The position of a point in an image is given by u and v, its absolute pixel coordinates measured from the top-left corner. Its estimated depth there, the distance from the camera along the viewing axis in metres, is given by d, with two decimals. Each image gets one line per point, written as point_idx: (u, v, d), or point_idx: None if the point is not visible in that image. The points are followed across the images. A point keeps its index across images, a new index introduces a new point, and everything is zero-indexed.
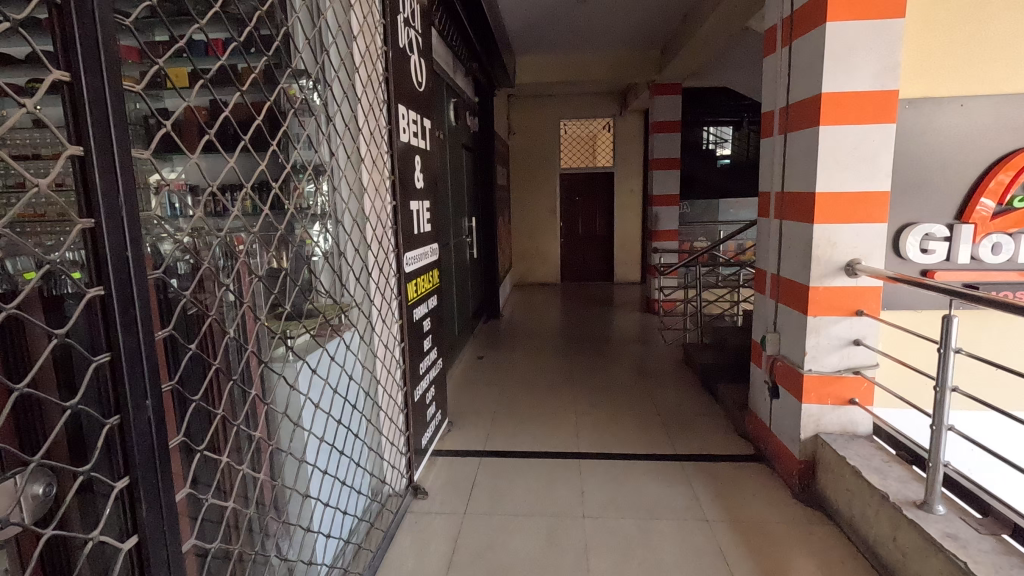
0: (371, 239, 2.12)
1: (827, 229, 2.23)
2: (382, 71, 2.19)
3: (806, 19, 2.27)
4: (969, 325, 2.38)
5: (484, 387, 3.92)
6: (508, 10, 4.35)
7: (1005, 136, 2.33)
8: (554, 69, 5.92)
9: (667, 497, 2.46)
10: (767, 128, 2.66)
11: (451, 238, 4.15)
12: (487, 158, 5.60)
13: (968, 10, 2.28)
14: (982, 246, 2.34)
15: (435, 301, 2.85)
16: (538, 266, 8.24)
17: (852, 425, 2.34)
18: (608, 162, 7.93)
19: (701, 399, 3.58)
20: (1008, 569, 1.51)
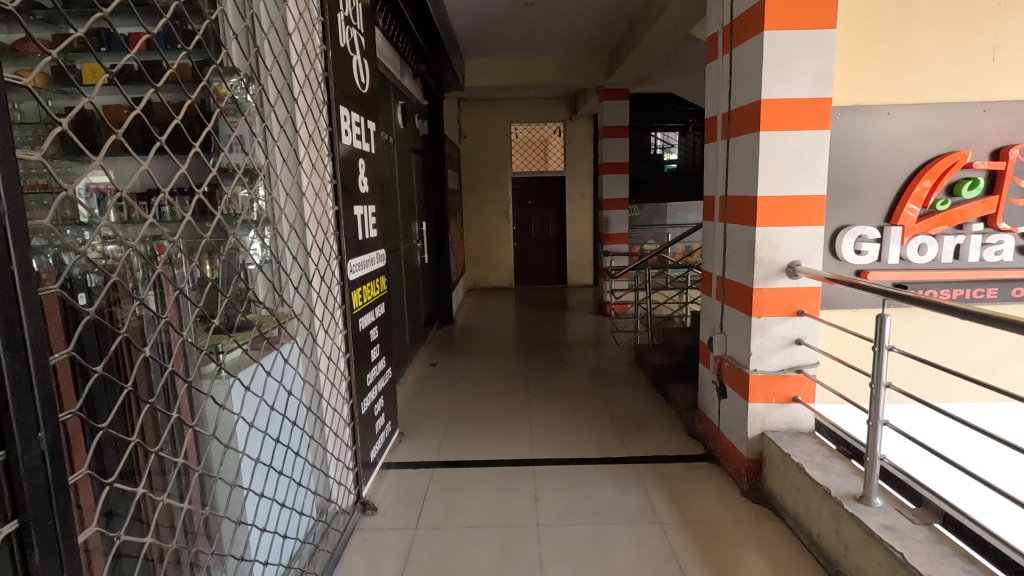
0: (312, 247, 2.03)
1: (769, 232, 2.29)
2: (322, 71, 2.10)
3: (745, 27, 2.33)
4: (900, 323, 2.49)
5: (437, 395, 3.85)
6: (456, 12, 4.30)
7: (930, 142, 2.46)
8: (504, 73, 5.90)
9: (620, 501, 2.46)
10: (711, 133, 2.71)
11: (401, 244, 4.06)
12: (438, 161, 5.52)
13: (891, 23, 2.40)
14: (910, 247, 2.48)
15: (382, 309, 2.76)
16: (491, 270, 8.20)
17: (796, 422, 2.41)
18: (560, 166, 7.99)
19: (653, 400, 3.63)
20: (942, 558, 1.57)
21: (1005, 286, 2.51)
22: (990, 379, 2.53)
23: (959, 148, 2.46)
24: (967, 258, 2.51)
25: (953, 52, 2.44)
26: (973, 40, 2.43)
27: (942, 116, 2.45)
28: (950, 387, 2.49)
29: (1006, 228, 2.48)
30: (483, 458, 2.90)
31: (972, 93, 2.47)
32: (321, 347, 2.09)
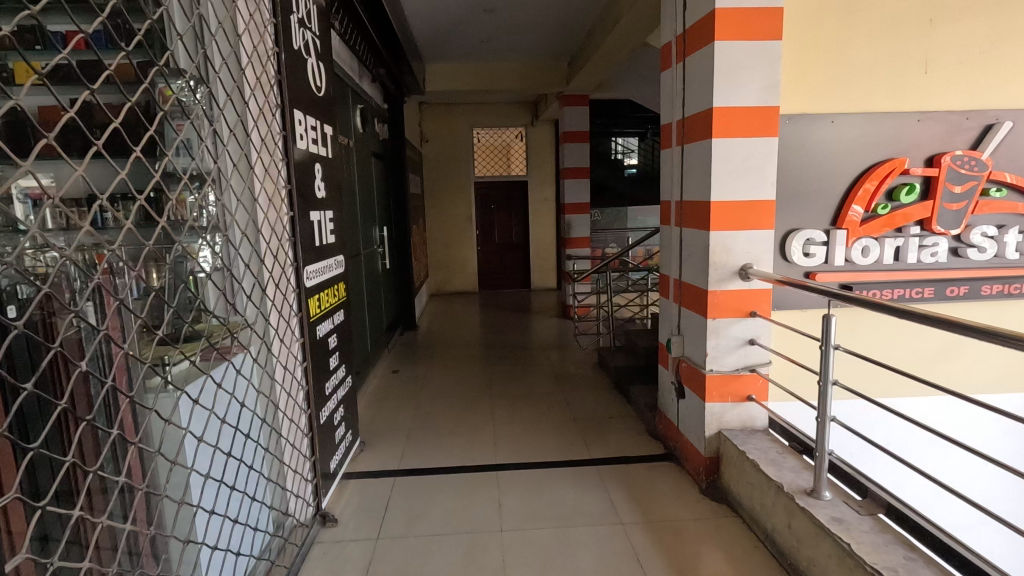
0: (265, 254, 1.97)
1: (722, 236, 2.35)
2: (275, 74, 2.05)
3: (697, 37, 2.40)
4: (845, 322, 2.60)
5: (400, 402, 3.80)
6: (415, 16, 4.27)
7: (870, 150, 2.58)
8: (464, 78, 5.89)
9: (583, 502, 2.48)
10: (666, 139, 2.77)
11: (361, 249, 4.00)
12: (399, 166, 5.47)
13: (833, 36, 2.51)
14: (854, 249, 2.59)
15: (341, 316, 2.71)
16: (455, 274, 8.16)
17: (750, 420, 2.49)
18: (522, 170, 8.03)
19: (615, 402, 3.67)
20: (885, 547, 1.65)
21: (940, 286, 2.66)
22: (928, 376, 2.67)
23: (897, 155, 2.59)
24: (906, 260, 2.64)
25: (890, 64, 2.57)
26: (907, 53, 2.57)
27: (881, 125, 2.57)
28: (891, 383, 2.61)
29: (940, 231, 2.63)
30: (446, 465, 2.87)
31: (908, 103, 2.60)
32: (276, 356, 2.03)
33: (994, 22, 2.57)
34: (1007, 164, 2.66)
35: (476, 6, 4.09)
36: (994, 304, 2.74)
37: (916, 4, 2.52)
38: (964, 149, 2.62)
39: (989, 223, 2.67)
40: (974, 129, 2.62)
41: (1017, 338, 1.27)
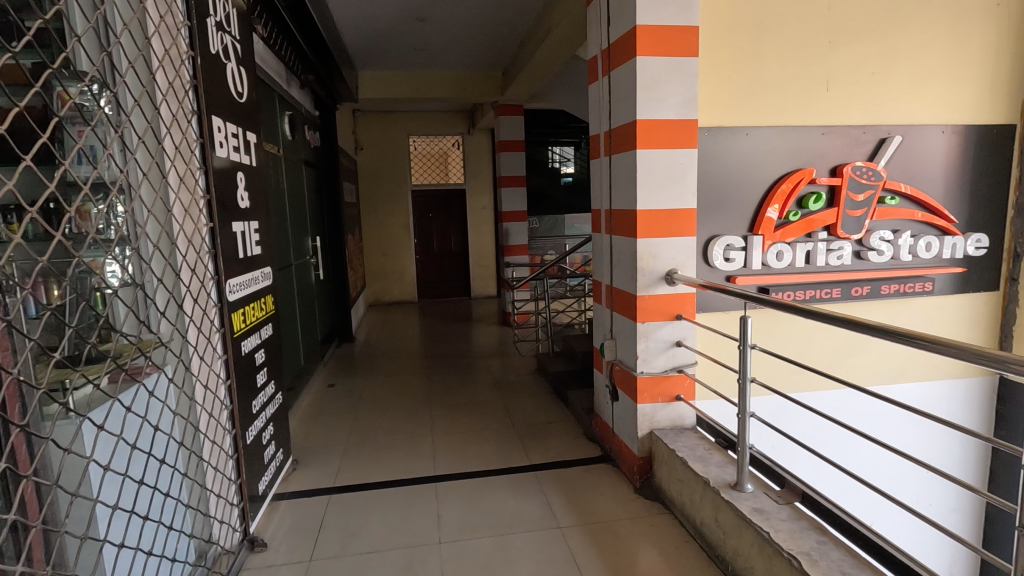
0: (182, 267, 1.88)
1: (649, 243, 2.45)
2: (189, 79, 1.95)
3: (620, 52, 2.49)
4: (762, 323, 2.76)
5: (336, 417, 3.68)
6: (344, 22, 4.20)
7: (782, 160, 2.77)
8: (399, 85, 5.82)
9: (522, 509, 2.49)
10: (594, 150, 2.85)
11: (291, 261, 3.87)
12: (331, 174, 5.33)
13: (744, 54, 2.68)
14: (769, 253, 2.77)
15: (269, 330, 2.60)
16: (393, 284, 8.02)
17: (680, 419, 2.59)
18: (460, 179, 8.03)
19: (553, 407, 3.72)
20: (800, 533, 1.76)
21: (846, 287, 2.88)
22: (837, 371, 2.88)
23: (805, 165, 2.79)
24: (816, 263, 2.84)
25: (797, 81, 2.76)
26: (811, 71, 2.77)
27: (790, 138, 2.76)
28: (801, 379, 2.82)
29: (845, 236, 2.85)
30: (385, 479, 2.81)
31: (814, 117, 2.80)
32: (196, 375, 1.93)
33: (884, 44, 2.82)
34: (899, 174, 2.92)
35: (408, 15, 4.08)
36: (893, 302, 3.00)
37: (816, 26, 2.73)
38: (863, 160, 2.85)
39: (886, 228, 2.92)
40: (870, 142, 2.86)
41: (908, 334, 1.39)
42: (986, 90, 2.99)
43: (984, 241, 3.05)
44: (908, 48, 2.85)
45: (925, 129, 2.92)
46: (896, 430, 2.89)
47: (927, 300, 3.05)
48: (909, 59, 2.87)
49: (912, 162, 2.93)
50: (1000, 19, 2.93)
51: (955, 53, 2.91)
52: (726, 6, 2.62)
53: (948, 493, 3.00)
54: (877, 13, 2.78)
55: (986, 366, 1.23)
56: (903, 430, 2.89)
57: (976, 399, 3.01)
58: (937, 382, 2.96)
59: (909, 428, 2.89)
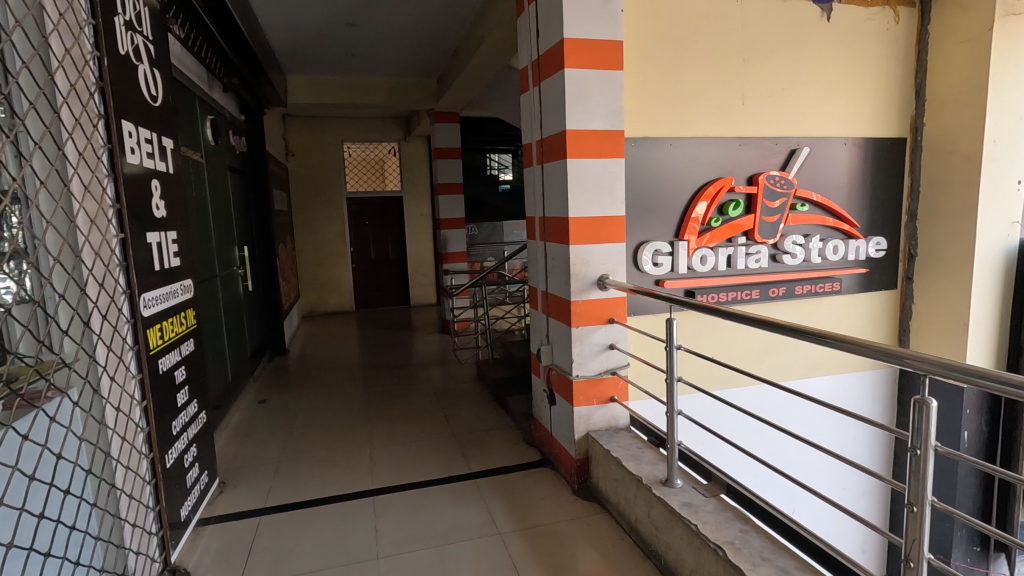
0: (88, 282, 1.75)
1: (581, 249, 2.51)
2: (95, 80, 1.83)
3: (549, 64, 2.55)
4: (688, 326, 2.90)
5: (267, 435, 3.52)
6: (270, 24, 4.07)
7: (704, 170, 2.91)
8: (330, 90, 5.68)
9: (462, 517, 2.48)
10: (527, 158, 2.90)
11: (216, 272, 3.68)
12: (260, 181, 5.13)
13: (666, 68, 2.81)
14: (694, 257, 2.91)
15: (190, 345, 2.47)
16: (329, 294, 7.78)
17: (614, 420, 2.67)
18: (397, 186, 7.93)
19: (493, 414, 3.73)
20: (725, 523, 1.85)
21: (764, 288, 3.07)
22: (756, 368, 3.06)
23: (725, 174, 2.96)
24: (737, 266, 3.02)
25: (716, 95, 2.92)
26: (728, 86, 2.94)
27: (710, 148, 2.92)
28: (723, 376, 2.97)
29: (762, 240, 3.03)
30: (320, 497, 2.72)
31: (732, 129, 2.98)
32: (106, 397, 1.80)
33: (791, 63, 3.04)
34: (808, 183, 3.15)
35: (338, 19, 4.00)
36: (806, 301, 3.22)
37: (731, 44, 2.91)
38: (776, 170, 3.06)
39: (798, 233, 3.14)
40: (782, 153, 3.07)
41: (818, 334, 1.50)
42: (880, 106, 3.28)
43: (882, 244, 3.35)
44: (813, 67, 3.09)
45: (829, 141, 3.17)
46: (811, 422, 3.10)
47: (836, 299, 3.30)
48: (814, 76, 3.10)
49: (819, 172, 3.16)
50: (890, 43, 3.23)
51: (852, 72, 3.18)
52: (648, 22, 2.74)
53: (857, 478, 3.24)
54: (784, 33, 3.00)
55: (886, 362, 1.33)
56: (816, 422, 3.10)
57: (879, 389, 3.28)
58: (846, 375, 3.20)
59: (822, 419, 3.11)
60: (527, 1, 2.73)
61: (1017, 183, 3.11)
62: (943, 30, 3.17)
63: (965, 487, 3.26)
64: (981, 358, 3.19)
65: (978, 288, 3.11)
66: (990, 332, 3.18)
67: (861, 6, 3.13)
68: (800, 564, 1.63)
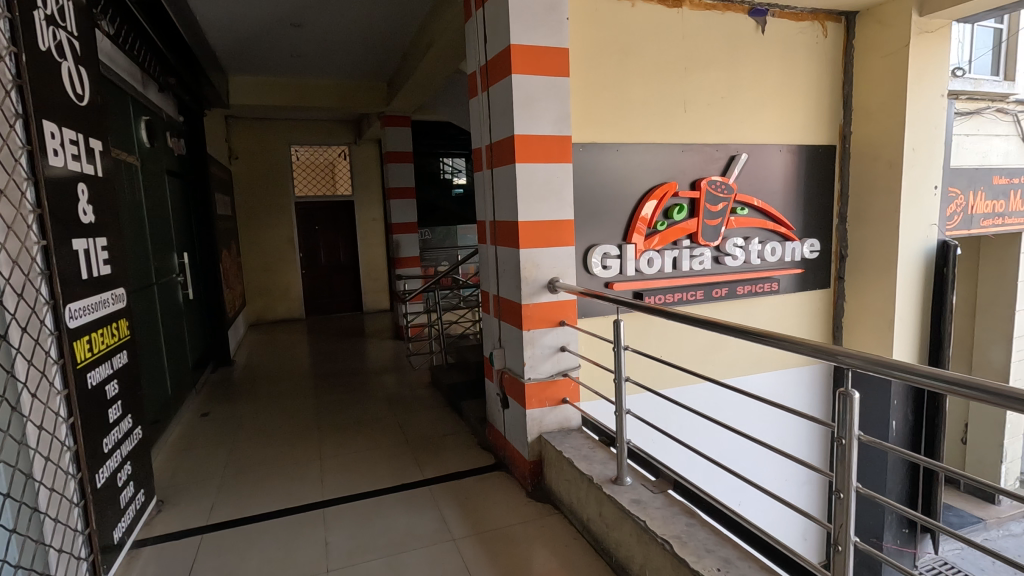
0: (6, 293, 1.64)
1: (531, 253, 2.54)
2: (12, 78, 1.72)
3: (497, 70, 2.57)
4: (636, 327, 2.97)
5: (209, 449, 3.37)
6: (209, 22, 3.92)
7: (649, 175, 3.00)
8: (276, 92, 5.52)
9: (415, 525, 2.45)
10: (477, 163, 2.90)
11: (153, 280, 3.51)
12: (201, 185, 4.92)
13: (611, 76, 2.88)
14: (641, 260, 2.99)
15: (123, 358, 2.34)
16: (277, 301, 7.54)
17: (566, 421, 2.71)
18: (348, 190, 7.78)
19: (448, 420, 3.70)
20: (672, 518, 1.91)
21: (707, 289, 3.19)
22: (700, 367, 3.16)
23: (669, 179, 3.06)
24: (682, 268, 3.12)
25: (659, 103, 3.01)
26: (670, 94, 3.03)
27: (655, 154, 3.01)
28: (669, 376, 3.06)
29: (705, 243, 3.15)
30: (266, 512, 2.62)
31: (675, 136, 3.08)
32: (28, 416, 1.69)
33: (729, 73, 3.17)
34: (747, 188, 3.29)
35: (281, 19, 3.91)
36: (748, 301, 3.37)
37: (672, 54, 3.01)
38: (718, 175, 3.18)
39: (739, 236, 3.28)
40: (722, 159, 3.20)
41: (757, 333, 1.55)
42: (812, 115, 3.46)
43: (816, 246, 3.53)
44: (749, 77, 3.23)
45: (765, 148, 3.32)
46: (752, 417, 3.23)
47: (774, 298, 3.46)
48: (750, 87, 3.25)
49: (757, 177, 3.31)
50: (820, 56, 3.42)
51: (785, 83, 3.34)
52: (594, 30, 2.81)
53: (796, 470, 3.40)
54: (723, 44, 3.13)
55: (818, 358, 1.39)
56: (757, 418, 3.24)
57: (815, 384, 3.45)
58: (784, 372, 3.36)
59: (762, 415, 3.25)
60: (475, 7, 2.74)
61: (933, 188, 3.36)
62: (866, 44, 3.39)
63: (894, 474, 3.47)
64: (906, 352, 3.41)
65: (902, 286, 3.33)
66: (914, 327, 3.40)
67: (793, 20, 3.31)
68: (743, 554, 1.69)
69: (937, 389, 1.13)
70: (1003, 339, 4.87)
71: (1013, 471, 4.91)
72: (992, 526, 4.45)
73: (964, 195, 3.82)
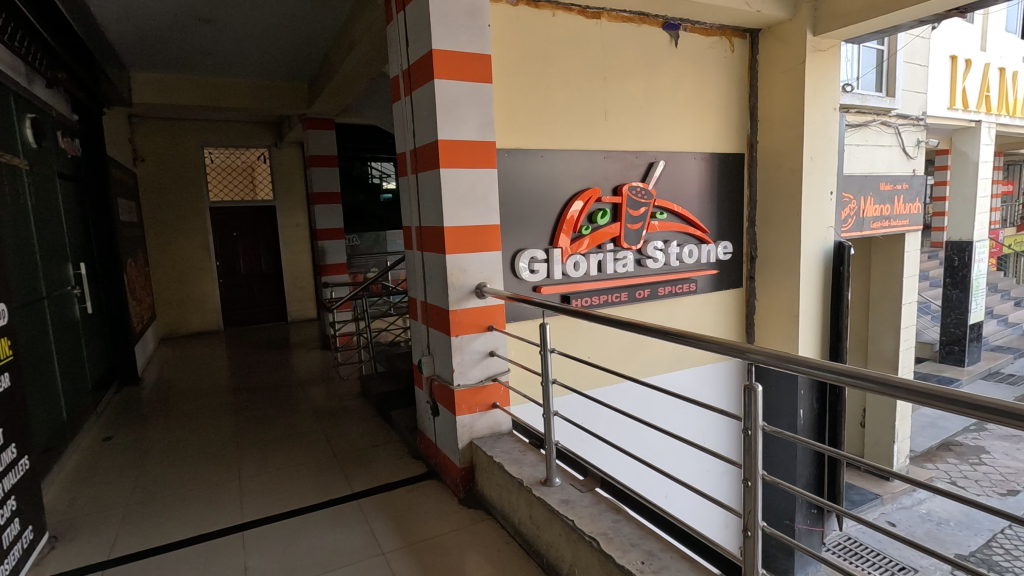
0: None
1: (457, 259, 2.53)
2: None
3: (419, 73, 2.54)
4: (562, 330, 3.03)
5: (112, 476, 3.10)
6: (107, 15, 3.64)
7: (573, 181, 3.08)
8: (187, 90, 5.19)
9: (343, 541, 2.37)
10: (402, 167, 2.85)
11: (43, 294, 3.19)
12: (101, 189, 4.55)
13: (534, 83, 2.93)
14: (568, 263, 3.05)
15: (4, 382, 2.10)
16: (191, 313, 7.06)
17: (496, 426, 2.72)
18: (269, 195, 7.45)
19: (377, 430, 3.61)
20: (599, 515, 1.96)
21: (631, 291, 3.30)
22: (624, 367, 3.27)
23: (592, 185, 3.15)
24: (606, 271, 3.21)
25: (581, 111, 3.10)
26: (591, 102, 3.12)
27: (578, 160, 3.09)
28: (594, 376, 3.15)
29: (627, 246, 3.26)
30: (178, 540, 2.44)
31: (597, 143, 3.17)
32: None
33: (647, 83, 3.31)
34: (666, 193, 3.45)
35: (188, 14, 3.69)
36: (668, 301, 3.52)
37: (593, 64, 3.11)
38: (638, 181, 3.31)
39: (659, 239, 3.42)
40: (642, 165, 3.33)
41: (675, 333, 1.60)
42: (722, 125, 3.67)
43: (729, 248, 3.75)
44: (665, 87, 3.39)
45: (681, 155, 3.50)
46: (673, 413, 3.38)
47: (692, 298, 3.63)
48: (666, 97, 3.40)
49: (674, 183, 3.48)
50: (728, 69, 3.64)
51: (698, 94, 3.53)
52: (516, 38, 2.85)
53: (714, 462, 3.58)
54: (640, 55, 3.26)
55: (730, 355, 1.45)
56: (677, 414, 3.39)
57: (729, 379, 3.67)
58: (701, 368, 3.55)
59: (682, 411, 3.41)
60: (396, 10, 2.70)
61: (829, 194, 3.66)
62: (769, 60, 3.65)
63: (803, 461, 3.74)
64: (810, 346, 3.69)
65: (804, 284, 3.60)
66: (816, 322, 3.69)
67: (703, 35, 3.51)
68: (665, 545, 1.76)
69: (834, 381, 1.21)
70: (893, 330, 5.37)
71: (903, 450, 5.42)
72: (887, 501, 4.89)
73: (856, 200, 4.20)
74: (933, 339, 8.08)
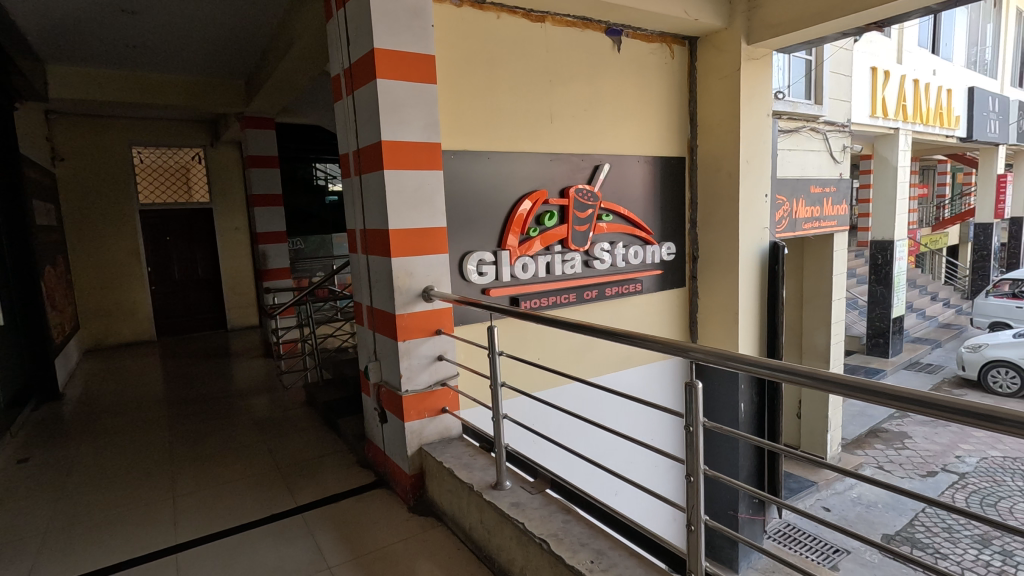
0: None
1: (404, 262, 2.48)
2: None
3: (362, 73, 2.48)
4: (510, 333, 3.03)
5: (28, 502, 2.86)
6: (17, 4, 3.37)
7: (520, 184, 3.08)
8: (111, 85, 4.87)
9: (287, 557, 2.27)
10: (345, 169, 2.77)
11: None
12: (13, 191, 4.20)
13: (479, 85, 2.92)
14: (517, 265, 3.05)
15: None
16: (120, 323, 6.63)
17: (446, 431, 2.68)
18: (205, 197, 7.12)
19: (322, 440, 3.50)
20: (549, 516, 1.96)
21: (579, 292, 3.34)
22: (572, 368, 3.31)
23: (539, 187, 3.17)
24: (555, 272, 3.23)
25: (526, 113, 3.11)
26: (537, 105, 3.14)
27: (525, 163, 3.10)
28: (542, 378, 3.17)
29: (575, 247, 3.30)
30: (103, 567, 2.27)
31: (543, 145, 3.19)
32: None
33: (591, 87, 3.37)
34: (611, 196, 3.51)
35: (109, 5, 3.46)
36: (615, 301, 3.58)
37: (537, 67, 3.12)
38: (584, 183, 3.36)
39: (606, 240, 3.48)
40: (588, 168, 3.38)
41: (619, 333, 1.62)
42: (664, 129, 3.78)
43: (672, 248, 3.85)
44: (609, 91, 3.45)
45: (625, 158, 3.57)
46: (620, 412, 3.44)
47: (638, 298, 3.71)
48: (610, 101, 3.47)
49: (619, 186, 3.55)
50: (668, 75, 3.74)
51: (641, 98, 3.62)
52: (461, 38, 2.82)
53: (660, 458, 3.67)
54: (584, 59, 3.31)
55: (672, 353, 1.48)
56: (624, 412, 3.46)
57: (674, 377, 3.78)
58: (647, 367, 3.63)
59: (629, 409, 3.47)
60: (336, 7, 2.63)
61: (764, 196, 3.83)
62: (706, 67, 3.79)
63: (744, 453, 3.88)
64: (749, 342, 3.84)
65: (743, 282, 3.75)
66: (754, 319, 3.85)
67: (645, 41, 3.60)
68: (614, 543, 1.78)
69: (772, 376, 1.25)
70: (824, 325, 5.68)
71: (835, 438, 5.74)
72: (823, 487, 5.16)
73: (789, 202, 4.42)
74: (860, 333, 8.61)
